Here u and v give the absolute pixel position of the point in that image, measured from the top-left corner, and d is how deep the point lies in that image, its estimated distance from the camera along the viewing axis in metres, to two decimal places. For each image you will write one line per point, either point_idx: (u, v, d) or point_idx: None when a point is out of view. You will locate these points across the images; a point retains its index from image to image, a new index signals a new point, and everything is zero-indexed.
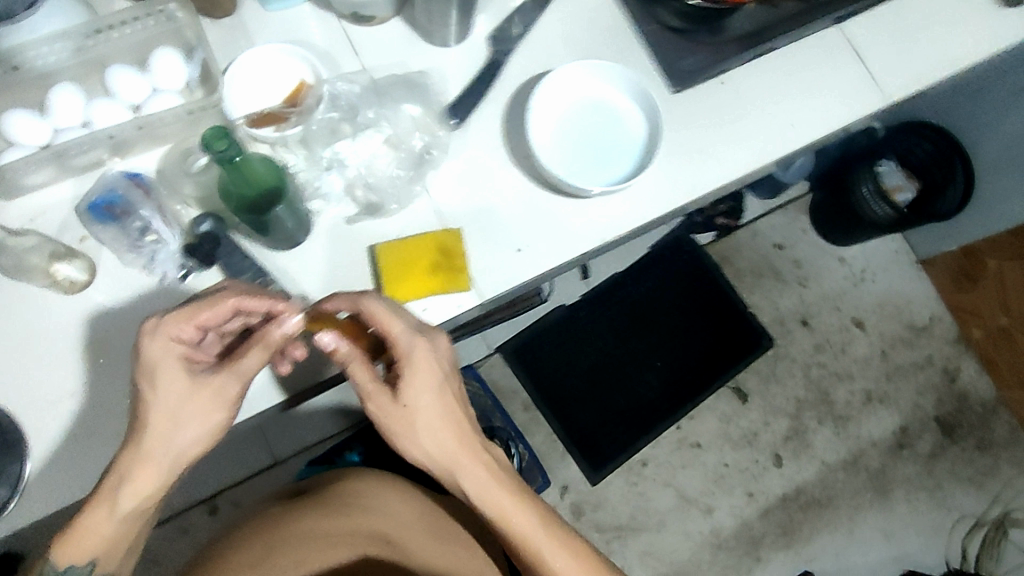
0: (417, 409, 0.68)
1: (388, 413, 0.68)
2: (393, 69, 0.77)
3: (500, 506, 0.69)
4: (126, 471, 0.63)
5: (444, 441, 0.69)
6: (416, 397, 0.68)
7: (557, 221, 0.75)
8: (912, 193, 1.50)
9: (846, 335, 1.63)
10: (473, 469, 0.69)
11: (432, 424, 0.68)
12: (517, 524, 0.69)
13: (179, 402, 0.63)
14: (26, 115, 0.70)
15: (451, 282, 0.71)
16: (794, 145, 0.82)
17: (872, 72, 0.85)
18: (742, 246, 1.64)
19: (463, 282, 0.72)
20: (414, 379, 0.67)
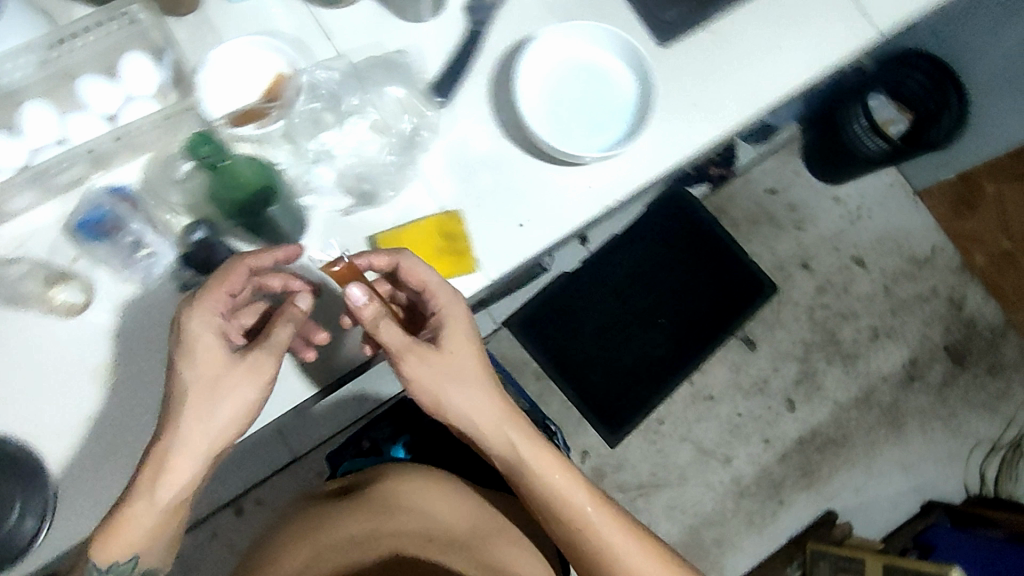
0: (454, 365, 0.72)
1: (423, 368, 0.71)
2: (370, 51, 0.75)
3: (543, 464, 0.74)
4: (164, 459, 0.64)
5: (481, 401, 0.73)
6: (454, 351, 0.72)
7: (556, 192, 0.73)
8: (905, 125, 1.51)
9: (847, 274, 1.64)
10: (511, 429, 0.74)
11: (466, 379, 0.72)
12: (560, 484, 0.74)
13: (211, 385, 0.64)
14: None
15: (457, 265, 0.71)
16: (789, 90, 0.80)
17: (859, 5, 0.83)
18: (736, 194, 1.65)
19: (469, 264, 0.72)
20: (450, 334, 0.71)
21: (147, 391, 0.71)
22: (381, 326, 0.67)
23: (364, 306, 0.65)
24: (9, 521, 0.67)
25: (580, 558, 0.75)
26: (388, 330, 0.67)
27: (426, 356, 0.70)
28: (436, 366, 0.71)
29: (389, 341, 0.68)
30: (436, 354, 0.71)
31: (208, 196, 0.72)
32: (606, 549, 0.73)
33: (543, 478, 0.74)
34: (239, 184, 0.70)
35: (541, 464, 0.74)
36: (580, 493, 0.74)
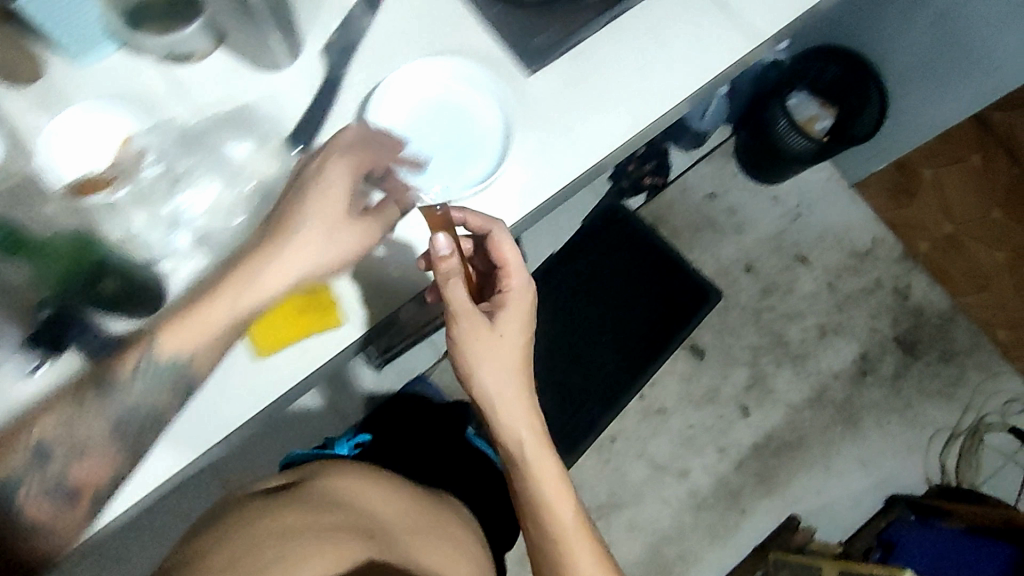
0: (498, 340, 0.76)
1: (475, 338, 0.76)
2: (223, 103, 0.73)
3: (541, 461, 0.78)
4: (253, 282, 0.64)
5: (507, 390, 0.78)
6: (504, 333, 0.77)
7: (422, 237, 0.74)
8: (830, 120, 1.51)
9: (790, 273, 1.63)
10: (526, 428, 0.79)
11: (504, 356, 0.77)
12: (557, 500, 0.78)
13: (325, 221, 0.66)
14: None
15: (323, 321, 0.71)
16: (669, 105, 0.78)
17: (733, 15, 0.81)
18: (674, 203, 1.63)
19: (334, 318, 0.72)
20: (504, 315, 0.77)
21: None
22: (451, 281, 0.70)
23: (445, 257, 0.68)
24: None
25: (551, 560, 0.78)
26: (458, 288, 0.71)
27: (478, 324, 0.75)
28: (483, 335, 0.76)
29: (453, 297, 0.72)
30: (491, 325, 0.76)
31: (42, 277, 0.64)
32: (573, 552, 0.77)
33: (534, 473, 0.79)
34: (73, 265, 0.64)
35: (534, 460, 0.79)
36: (564, 497, 0.79)
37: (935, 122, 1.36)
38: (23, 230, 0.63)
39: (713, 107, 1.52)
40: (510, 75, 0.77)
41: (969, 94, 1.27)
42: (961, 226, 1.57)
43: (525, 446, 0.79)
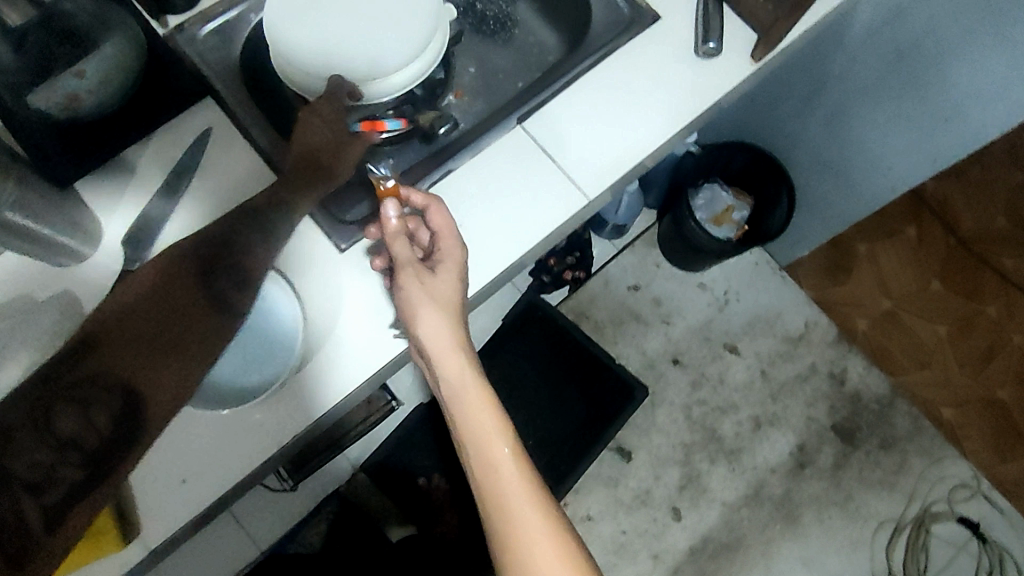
0: (437, 292, 0.71)
1: (413, 285, 0.71)
2: (13, 306, 0.70)
3: (483, 424, 0.67)
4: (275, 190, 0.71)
5: (441, 334, 0.70)
6: (439, 279, 0.71)
7: (216, 441, 0.70)
8: (746, 210, 1.49)
9: (720, 364, 1.58)
10: (462, 378, 0.70)
11: (448, 311, 0.71)
12: (501, 455, 0.66)
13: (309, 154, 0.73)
14: None
15: (101, 545, 0.66)
16: (491, 271, 0.78)
17: (565, 169, 0.82)
18: (597, 297, 1.60)
19: (115, 541, 0.66)
20: (443, 270, 0.71)
21: None
22: (394, 243, 0.71)
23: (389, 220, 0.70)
24: None
25: (499, 543, 0.65)
26: (399, 246, 0.71)
27: (422, 281, 0.71)
28: (423, 294, 0.71)
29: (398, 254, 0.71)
30: (433, 282, 0.71)
31: None
32: (519, 529, 0.64)
33: (476, 440, 0.67)
34: None
35: (472, 424, 0.68)
36: (508, 463, 0.66)
37: (848, 211, 1.35)
38: None
39: (627, 201, 1.48)
40: (323, 252, 0.77)
41: (873, 189, 1.27)
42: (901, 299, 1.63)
43: (462, 410, 0.69)
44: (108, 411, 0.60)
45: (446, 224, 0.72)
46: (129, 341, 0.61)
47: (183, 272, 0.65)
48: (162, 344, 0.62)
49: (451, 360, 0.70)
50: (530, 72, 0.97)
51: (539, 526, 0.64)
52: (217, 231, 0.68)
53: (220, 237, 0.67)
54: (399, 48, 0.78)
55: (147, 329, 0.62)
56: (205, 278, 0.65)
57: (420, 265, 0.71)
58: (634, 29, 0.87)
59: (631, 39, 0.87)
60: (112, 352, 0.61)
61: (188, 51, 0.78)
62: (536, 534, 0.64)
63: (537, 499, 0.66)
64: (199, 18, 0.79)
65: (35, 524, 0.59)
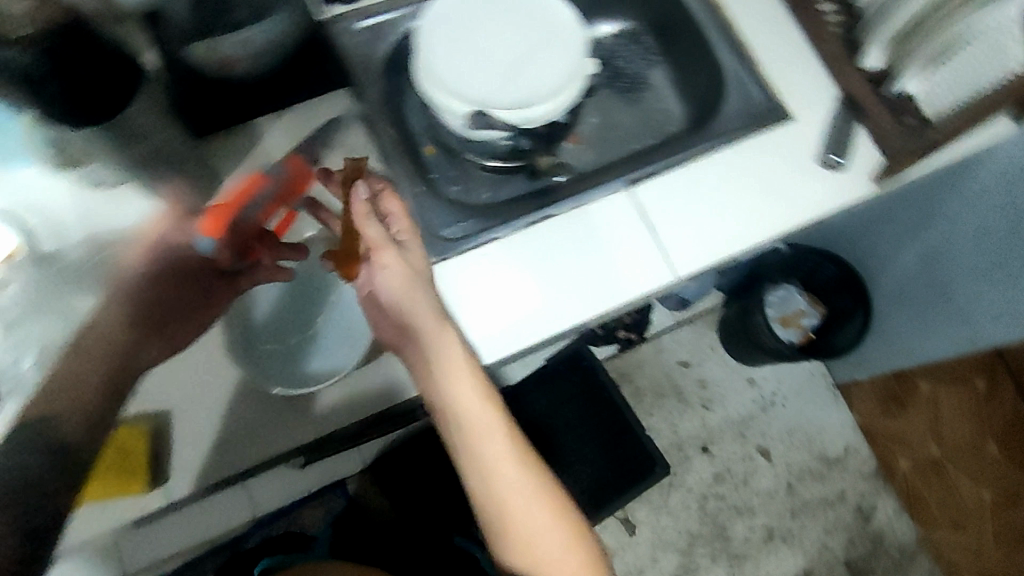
0: (417, 268, 0.67)
1: (390, 262, 0.66)
2: None
3: (474, 401, 0.65)
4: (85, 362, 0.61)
5: (421, 306, 0.66)
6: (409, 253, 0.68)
7: (259, 409, 0.73)
8: (817, 318, 1.45)
9: (749, 465, 1.54)
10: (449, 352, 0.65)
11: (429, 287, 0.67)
12: (491, 434, 0.65)
13: (119, 295, 0.66)
14: None
15: (128, 485, 0.69)
16: (566, 323, 0.78)
17: (662, 244, 0.81)
18: (645, 362, 1.58)
19: (142, 485, 0.69)
20: (413, 247, 0.68)
21: None
22: (362, 223, 0.66)
23: (359, 199, 0.66)
24: None
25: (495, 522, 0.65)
26: (371, 226, 0.66)
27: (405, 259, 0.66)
28: (403, 274, 0.66)
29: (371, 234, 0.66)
30: (411, 257, 0.67)
31: None
32: (511, 506, 0.64)
33: (464, 415, 0.65)
34: None
35: (462, 401, 0.65)
36: (496, 439, 0.65)
37: (919, 353, 1.30)
38: None
39: (692, 287, 1.45)
40: None
41: (951, 337, 1.20)
42: (949, 452, 1.41)
43: (450, 388, 0.65)
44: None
45: (400, 208, 0.69)
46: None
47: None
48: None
49: (434, 333, 0.66)
50: (646, 137, 0.98)
51: (530, 493, 0.65)
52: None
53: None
54: (534, 85, 0.82)
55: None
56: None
57: (393, 241, 0.67)
58: (763, 124, 0.86)
59: (759, 133, 0.86)
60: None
61: (338, 39, 0.83)
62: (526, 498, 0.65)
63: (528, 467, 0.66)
64: (358, 14, 0.83)
65: None
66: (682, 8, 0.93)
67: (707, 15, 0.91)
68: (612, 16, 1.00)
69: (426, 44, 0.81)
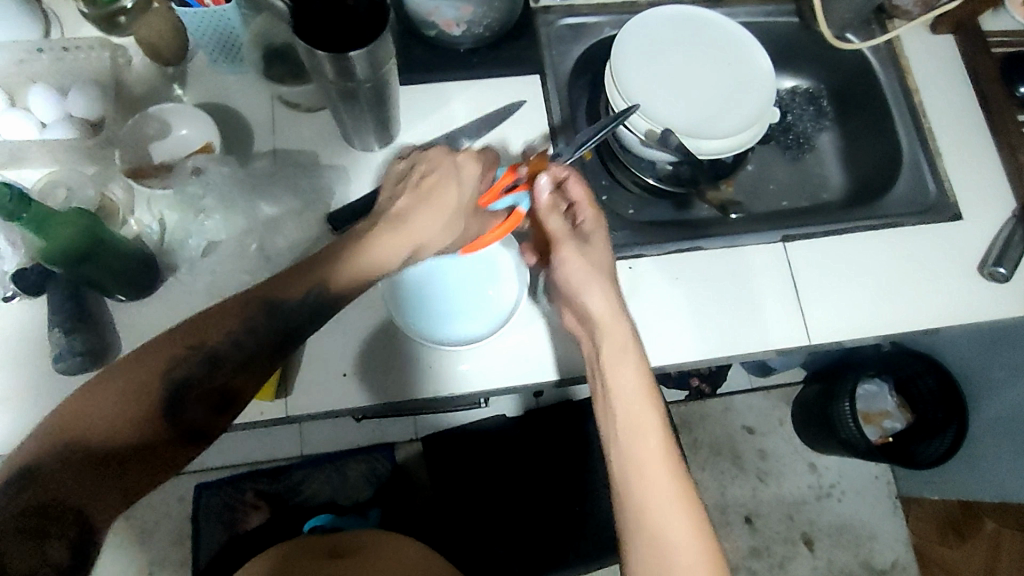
0: (596, 261, 0.65)
1: (576, 258, 0.64)
2: (300, 158, 0.76)
3: (638, 387, 0.61)
4: (401, 249, 0.59)
5: (598, 286, 0.64)
6: (596, 245, 0.66)
7: (388, 355, 0.74)
8: (900, 424, 1.41)
9: (789, 548, 1.48)
10: (613, 329, 0.63)
11: (611, 281, 0.65)
12: (643, 423, 0.59)
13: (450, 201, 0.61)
14: None
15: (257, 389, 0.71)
16: (691, 355, 0.77)
17: (803, 305, 0.79)
18: (711, 417, 1.53)
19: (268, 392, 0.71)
20: (595, 239, 0.66)
21: None
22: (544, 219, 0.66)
23: (544, 194, 0.65)
24: None
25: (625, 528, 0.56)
26: (553, 219, 0.65)
27: (584, 253, 0.65)
28: (584, 267, 0.64)
29: (553, 227, 0.65)
30: (590, 252, 0.65)
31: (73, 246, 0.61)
32: (646, 513, 0.55)
33: (623, 397, 0.60)
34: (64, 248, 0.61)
35: (621, 383, 0.61)
36: (650, 434, 0.59)
37: (1006, 492, 1.21)
38: (44, 209, 0.58)
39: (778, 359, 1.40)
40: None
41: None
42: None
43: (614, 368, 0.61)
44: (67, 543, 0.45)
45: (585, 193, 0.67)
46: (77, 461, 0.46)
47: (155, 389, 0.49)
48: (145, 466, 0.49)
49: (606, 308, 0.63)
50: (800, 197, 0.97)
51: (673, 495, 0.56)
52: (219, 338, 0.52)
53: (226, 350, 0.52)
54: (714, 121, 0.83)
55: (122, 456, 0.48)
56: (178, 400, 0.50)
57: (576, 236, 0.66)
58: (930, 215, 0.84)
59: (927, 223, 0.84)
60: (48, 481, 0.45)
61: (542, 30, 0.85)
62: (675, 513, 0.55)
63: (679, 476, 0.57)
64: (563, 10, 0.86)
65: (171, 441, 0.50)
66: (872, 83, 0.92)
67: (898, 92, 0.89)
68: (796, 72, 1.00)
69: (624, 54, 0.83)
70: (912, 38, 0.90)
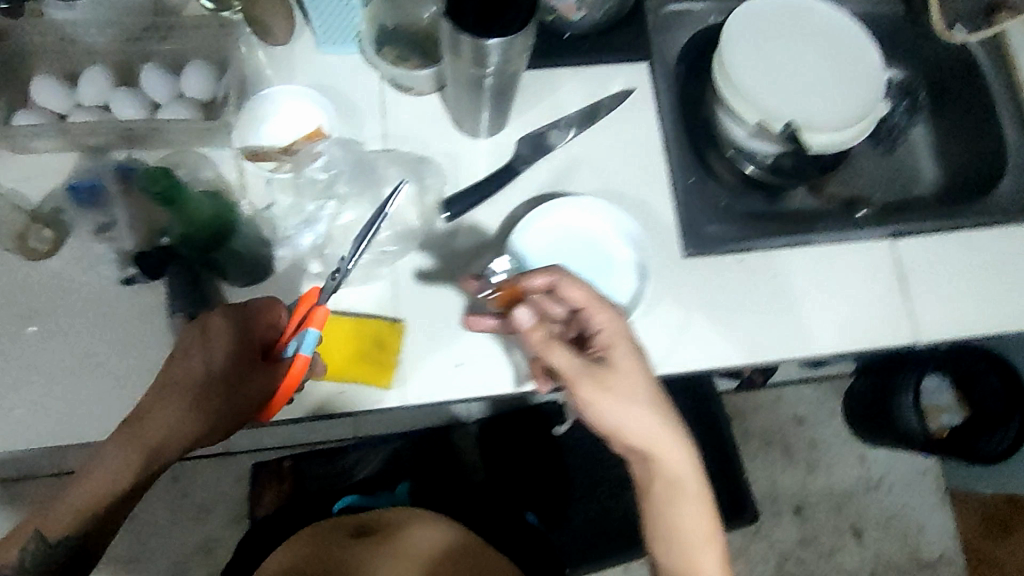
0: (622, 387, 0.60)
1: (600, 394, 0.59)
2: (408, 143, 0.75)
3: (694, 500, 0.63)
4: (125, 459, 0.60)
5: (646, 419, 0.60)
6: (620, 369, 0.60)
7: (511, 343, 0.70)
8: (957, 419, 1.40)
9: (837, 539, 1.47)
10: (672, 458, 0.61)
11: (650, 395, 0.61)
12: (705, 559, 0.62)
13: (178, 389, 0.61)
14: (99, 77, 0.70)
15: (373, 376, 0.67)
16: (800, 350, 0.75)
17: (909, 301, 0.78)
18: (762, 407, 1.52)
19: (386, 378, 0.68)
20: (617, 359, 0.60)
21: (41, 348, 0.67)
22: (550, 348, 0.59)
23: (529, 326, 0.59)
24: None
25: None
26: (560, 355, 0.59)
27: (604, 384, 0.59)
28: (615, 397, 0.59)
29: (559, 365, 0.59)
30: (612, 378, 0.59)
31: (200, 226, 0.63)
32: None
33: (686, 533, 0.62)
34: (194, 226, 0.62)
35: (684, 522, 0.62)
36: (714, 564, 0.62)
37: None
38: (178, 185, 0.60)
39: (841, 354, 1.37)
40: (668, 246, 0.76)
41: None
42: None
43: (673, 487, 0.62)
44: None
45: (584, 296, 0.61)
46: None
47: None
48: None
49: (654, 432, 0.61)
50: (892, 192, 0.95)
51: None
52: None
53: None
54: (823, 111, 0.81)
55: None
56: None
57: (589, 366, 0.59)
58: None
59: None
60: None
61: (647, 17, 0.84)
62: None
63: None
64: None
65: None
66: (976, 76, 0.90)
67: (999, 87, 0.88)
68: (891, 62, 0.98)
69: (732, 41, 0.81)
70: (1017, 31, 0.89)
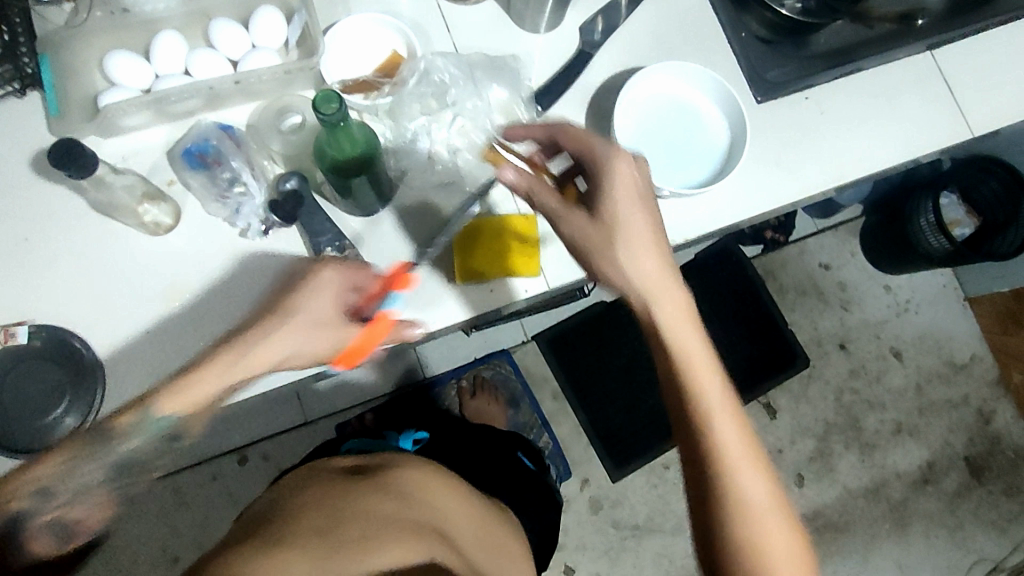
0: (606, 226, 0.61)
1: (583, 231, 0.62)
2: (483, 52, 0.78)
3: (687, 345, 0.59)
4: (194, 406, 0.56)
5: (638, 253, 0.61)
6: (612, 210, 0.61)
7: None
8: (969, 229, 1.45)
9: (882, 363, 1.58)
10: (670, 295, 0.60)
11: (635, 234, 0.61)
12: (713, 404, 0.58)
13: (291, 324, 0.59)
14: (174, 37, 0.70)
15: (523, 266, 0.72)
16: (875, 165, 0.82)
17: (958, 101, 0.85)
18: (790, 262, 1.60)
19: (534, 267, 0.73)
20: (604, 199, 0.61)
21: (197, 314, 0.68)
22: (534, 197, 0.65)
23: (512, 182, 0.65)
24: (58, 413, 0.66)
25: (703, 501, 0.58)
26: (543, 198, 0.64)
27: (585, 221, 0.62)
28: (600, 232, 0.61)
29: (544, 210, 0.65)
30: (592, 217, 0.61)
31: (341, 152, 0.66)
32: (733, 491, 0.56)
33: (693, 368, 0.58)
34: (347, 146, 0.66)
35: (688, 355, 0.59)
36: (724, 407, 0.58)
37: None
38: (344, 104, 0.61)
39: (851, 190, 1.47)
40: (742, 97, 0.81)
41: None
42: None
43: (673, 339, 0.59)
44: None
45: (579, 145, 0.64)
46: None
47: None
48: None
49: (648, 265, 0.61)
50: None
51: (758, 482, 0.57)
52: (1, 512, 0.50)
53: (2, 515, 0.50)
54: None
55: None
56: None
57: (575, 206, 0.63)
58: None
59: None
60: None
61: None
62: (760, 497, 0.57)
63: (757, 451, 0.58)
64: None
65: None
66: None
67: None
68: None
69: None
70: None
